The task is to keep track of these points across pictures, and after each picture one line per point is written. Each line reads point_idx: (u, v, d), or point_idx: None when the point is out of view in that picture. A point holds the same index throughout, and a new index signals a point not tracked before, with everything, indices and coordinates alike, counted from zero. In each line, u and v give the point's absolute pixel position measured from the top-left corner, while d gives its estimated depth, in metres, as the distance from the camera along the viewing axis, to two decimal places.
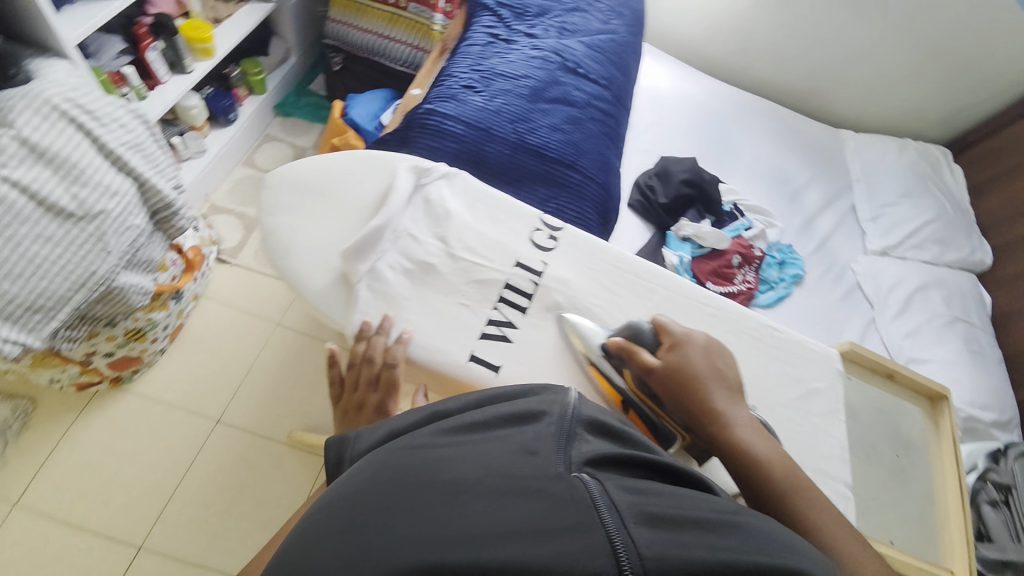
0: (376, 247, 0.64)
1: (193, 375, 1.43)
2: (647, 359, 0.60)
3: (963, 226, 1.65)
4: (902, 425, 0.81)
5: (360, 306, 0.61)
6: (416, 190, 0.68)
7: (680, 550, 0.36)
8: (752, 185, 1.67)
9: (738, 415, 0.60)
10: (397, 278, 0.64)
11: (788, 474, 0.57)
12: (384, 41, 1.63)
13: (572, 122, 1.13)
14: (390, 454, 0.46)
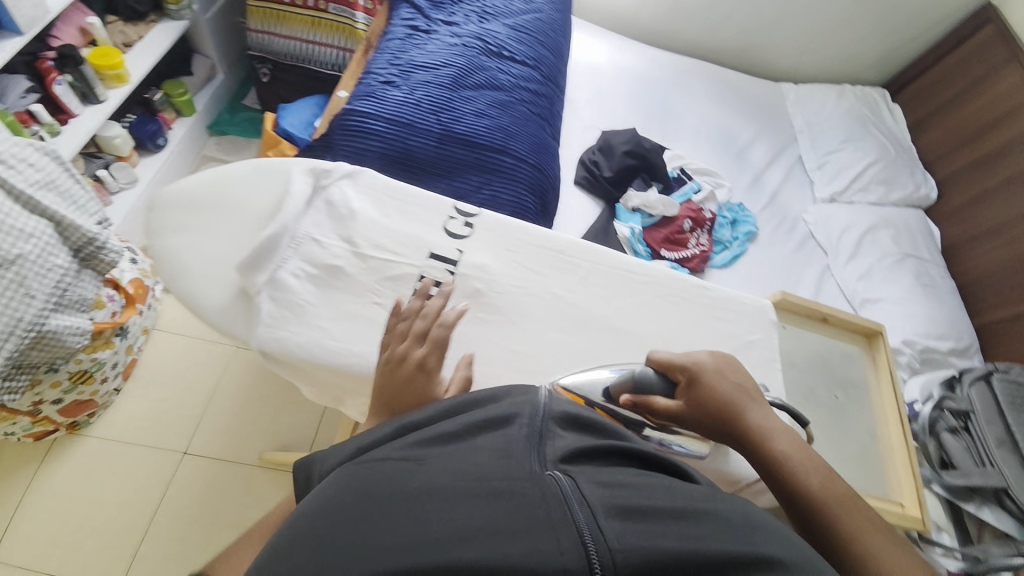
0: (274, 254, 0.60)
1: (156, 411, 1.40)
2: (663, 404, 0.59)
3: (906, 164, 1.67)
4: (838, 365, 0.82)
5: (263, 320, 0.57)
6: (316, 193, 0.64)
7: (650, 541, 0.36)
8: (698, 148, 1.67)
9: (772, 425, 0.57)
10: (302, 285, 0.59)
11: (828, 477, 0.53)
12: (310, 46, 1.56)
13: (498, 106, 1.11)
14: (356, 469, 0.44)
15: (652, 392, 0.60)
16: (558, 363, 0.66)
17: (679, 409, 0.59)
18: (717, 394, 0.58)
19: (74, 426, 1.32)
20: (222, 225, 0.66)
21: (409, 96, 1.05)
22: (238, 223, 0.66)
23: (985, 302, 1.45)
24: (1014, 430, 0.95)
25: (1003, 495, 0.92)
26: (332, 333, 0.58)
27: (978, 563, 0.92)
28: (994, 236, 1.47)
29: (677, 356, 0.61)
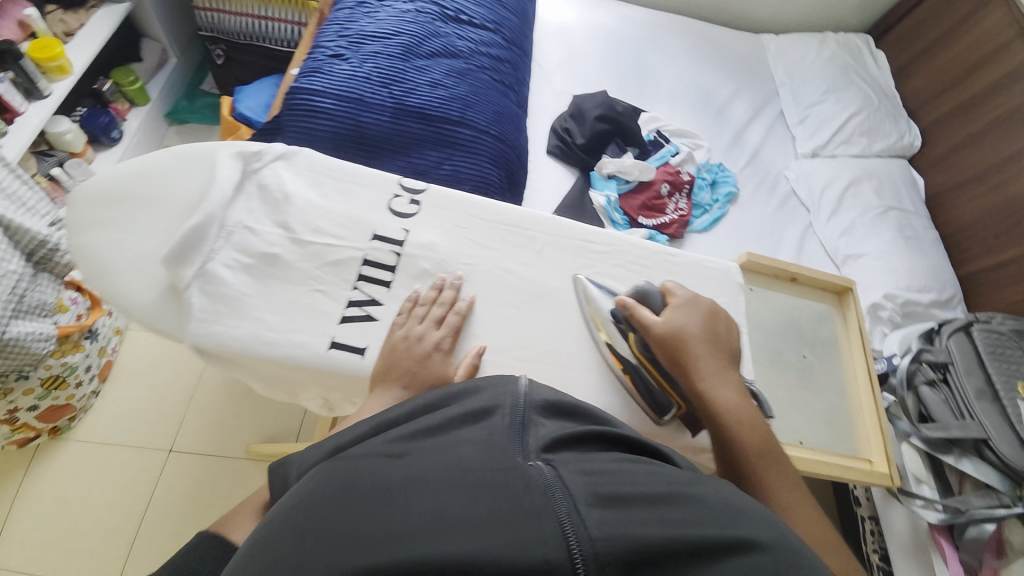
0: (203, 244, 0.56)
1: (139, 410, 1.39)
2: (646, 317, 0.61)
3: (890, 112, 1.62)
4: (806, 325, 0.82)
5: (194, 316, 0.54)
6: (246, 176, 0.61)
7: (632, 528, 0.35)
8: (675, 108, 1.61)
9: (725, 380, 0.58)
10: (235, 276, 0.56)
11: (764, 440, 0.54)
12: (263, 22, 1.46)
13: (456, 75, 1.05)
14: (337, 462, 0.43)
15: (643, 306, 0.63)
16: (514, 341, 0.63)
17: (655, 327, 0.60)
18: (691, 332, 0.60)
19: (56, 431, 1.32)
20: (149, 216, 0.62)
21: (358, 69, 0.98)
22: (164, 215, 0.62)
23: (969, 251, 1.42)
24: (993, 380, 0.93)
25: (983, 446, 0.89)
26: (270, 325, 0.56)
27: (958, 515, 0.88)
28: (979, 182, 1.42)
29: (682, 289, 0.64)
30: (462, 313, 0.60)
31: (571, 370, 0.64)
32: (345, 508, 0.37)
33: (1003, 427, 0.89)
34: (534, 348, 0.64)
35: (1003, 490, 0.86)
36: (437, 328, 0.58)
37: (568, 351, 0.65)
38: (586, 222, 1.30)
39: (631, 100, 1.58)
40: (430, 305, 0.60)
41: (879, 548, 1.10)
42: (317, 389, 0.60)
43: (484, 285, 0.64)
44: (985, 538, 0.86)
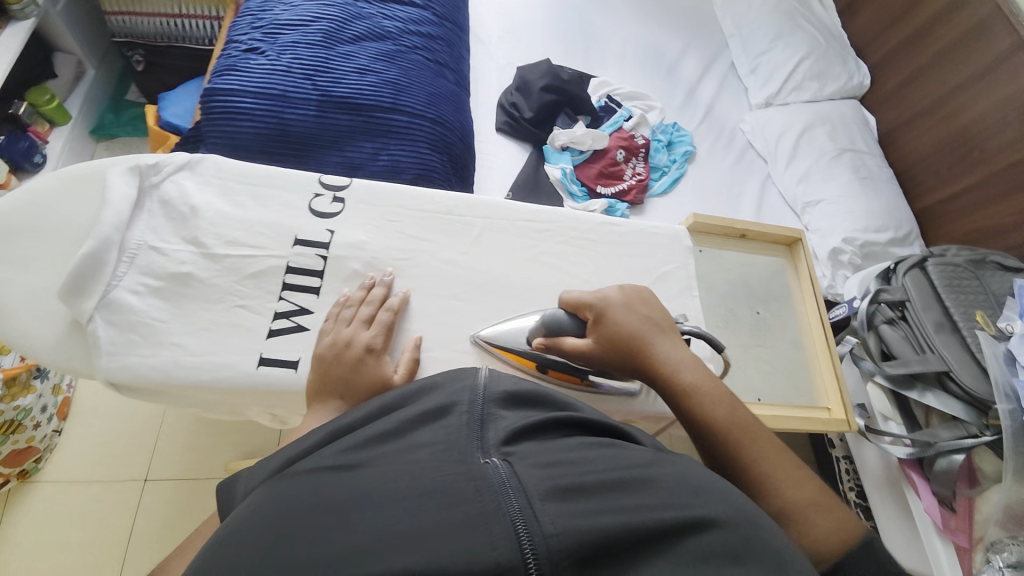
0: (102, 272, 0.56)
1: (106, 444, 1.28)
2: (575, 344, 0.58)
3: (838, 53, 1.60)
4: (756, 281, 0.85)
5: (104, 349, 0.54)
6: (146, 194, 0.61)
7: (590, 520, 0.30)
8: (625, 71, 1.56)
9: (681, 358, 0.56)
10: (145, 301, 0.57)
11: (733, 407, 0.53)
12: (181, 21, 1.34)
13: (386, 58, 0.98)
14: (278, 483, 0.36)
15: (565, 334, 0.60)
16: (451, 333, 0.64)
17: (592, 347, 0.58)
18: (623, 334, 0.57)
19: (23, 475, 1.19)
20: (48, 251, 0.60)
21: (277, 63, 0.92)
22: (55, 246, 0.60)
23: (923, 185, 1.41)
24: (951, 312, 0.93)
25: (945, 378, 0.88)
26: (190, 348, 0.56)
27: (927, 448, 0.87)
28: (929, 115, 1.40)
29: (586, 296, 0.60)
30: (394, 308, 0.60)
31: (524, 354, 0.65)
32: (281, 528, 0.31)
33: (963, 358, 0.88)
34: (476, 339, 0.64)
35: (970, 420, 0.85)
36: (367, 327, 0.57)
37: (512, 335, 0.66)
38: (544, 199, 1.26)
39: (580, 67, 1.52)
40: (359, 305, 0.59)
41: (855, 486, 1.15)
42: (258, 406, 0.60)
43: (418, 280, 0.65)
44: (954, 469, 0.85)
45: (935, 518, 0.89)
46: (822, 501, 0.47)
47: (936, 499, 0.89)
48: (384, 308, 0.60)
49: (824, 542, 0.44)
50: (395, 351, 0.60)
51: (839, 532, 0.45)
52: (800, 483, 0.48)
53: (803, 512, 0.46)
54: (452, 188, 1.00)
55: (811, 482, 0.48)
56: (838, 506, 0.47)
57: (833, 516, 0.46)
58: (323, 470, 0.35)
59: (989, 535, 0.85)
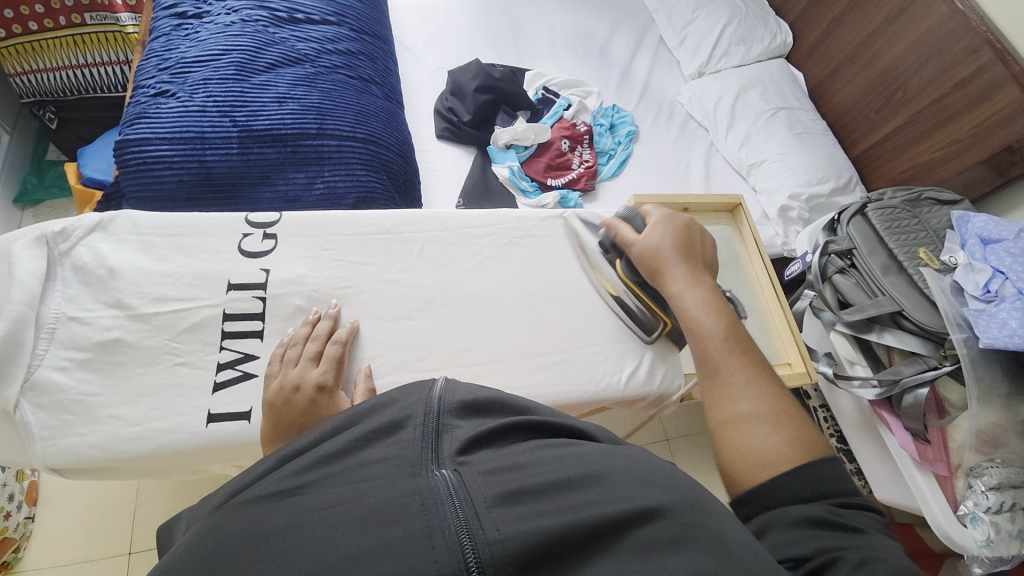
0: (21, 353, 0.54)
1: (90, 522, 1.09)
2: (628, 235, 0.69)
3: (759, 15, 1.63)
4: None
5: (38, 435, 0.53)
6: (59, 260, 0.59)
7: (535, 523, 0.29)
8: (559, 61, 1.56)
9: (697, 282, 0.62)
10: (71, 377, 0.55)
11: (732, 330, 0.57)
12: (86, 71, 1.26)
13: (304, 82, 0.96)
14: (222, 513, 0.32)
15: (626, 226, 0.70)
16: (409, 354, 0.65)
17: (636, 244, 0.67)
18: (665, 246, 0.65)
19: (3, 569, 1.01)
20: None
21: (190, 103, 0.88)
22: None
23: (856, 132, 1.46)
24: (896, 254, 0.96)
25: (899, 317, 0.92)
26: (132, 418, 0.55)
27: (893, 386, 0.89)
28: (851, 65, 1.45)
29: (658, 209, 0.70)
30: (342, 341, 0.60)
31: (482, 357, 0.68)
32: (215, 567, 0.28)
33: (912, 295, 0.91)
34: (434, 355, 0.66)
35: (929, 354, 0.88)
36: (315, 364, 0.56)
37: (468, 343, 0.68)
38: (497, 201, 1.25)
39: (513, 62, 1.52)
40: (305, 342, 0.59)
41: (835, 431, 1.20)
42: (219, 461, 0.60)
43: (366, 307, 0.66)
44: (921, 403, 0.87)
45: (914, 453, 0.90)
46: (779, 418, 0.48)
47: (910, 434, 0.91)
48: (332, 339, 0.60)
49: (771, 452, 0.45)
50: (349, 383, 0.60)
51: (793, 446, 0.45)
52: (764, 401, 0.49)
53: (756, 424, 0.48)
54: (397, 204, 1.00)
55: (780, 401, 0.49)
56: (803, 428, 0.47)
57: (790, 433, 0.46)
58: (267, 499, 0.32)
59: (968, 461, 0.87)
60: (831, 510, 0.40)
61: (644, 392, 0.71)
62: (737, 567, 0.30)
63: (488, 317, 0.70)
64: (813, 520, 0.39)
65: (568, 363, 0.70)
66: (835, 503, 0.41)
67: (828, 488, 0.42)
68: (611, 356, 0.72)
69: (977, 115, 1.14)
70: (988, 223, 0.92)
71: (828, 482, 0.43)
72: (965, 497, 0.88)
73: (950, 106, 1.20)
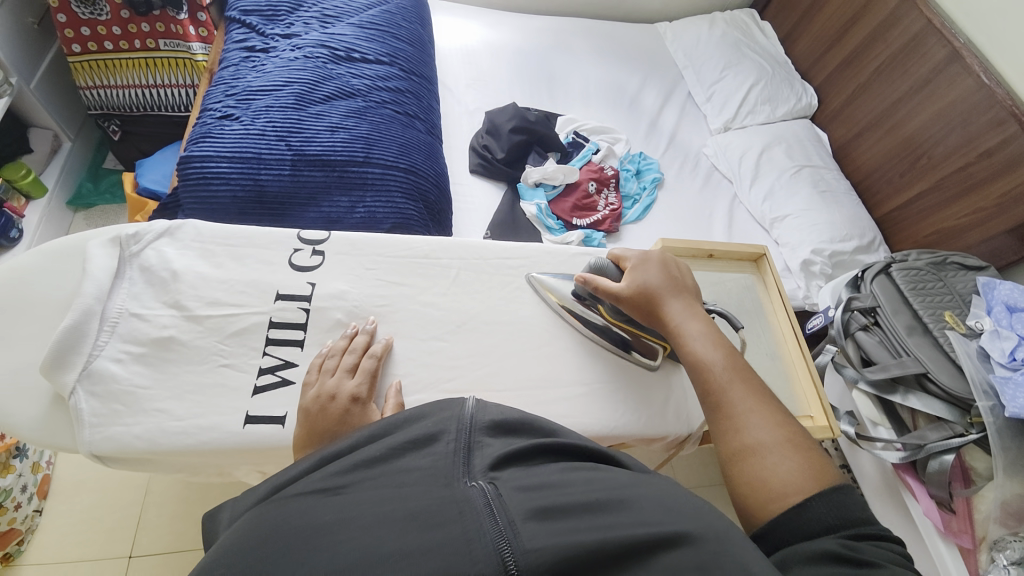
0: (84, 342, 0.58)
1: (94, 521, 1.09)
2: (608, 286, 0.68)
3: (785, 78, 1.70)
4: (728, 298, 0.91)
5: (87, 422, 0.56)
6: (128, 261, 0.64)
7: (568, 538, 0.30)
8: (589, 108, 1.64)
9: (690, 316, 0.64)
10: (124, 369, 0.59)
11: (731, 357, 0.59)
12: (156, 91, 1.37)
13: (356, 115, 1.03)
14: (267, 507, 0.34)
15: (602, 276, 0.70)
16: (436, 373, 0.67)
17: (621, 290, 0.67)
18: (655, 284, 0.66)
19: (5, 560, 1.01)
20: (29, 327, 0.62)
21: (251, 127, 0.95)
22: (46, 321, 0.63)
23: (879, 194, 1.48)
24: (921, 315, 0.96)
25: (924, 379, 0.91)
26: (174, 412, 0.58)
27: (918, 451, 0.88)
28: (874, 129, 1.50)
29: (630, 252, 0.70)
30: (377, 356, 0.63)
31: (507, 384, 0.69)
32: (266, 552, 0.30)
33: (938, 358, 0.91)
34: (461, 377, 0.68)
35: (955, 420, 0.87)
36: (351, 376, 0.60)
37: (494, 368, 0.70)
38: (522, 235, 1.29)
39: (547, 107, 1.60)
40: (342, 354, 0.62)
41: None
42: (246, 465, 0.61)
43: (400, 326, 0.69)
44: (947, 469, 0.84)
45: (936, 522, 0.88)
46: (788, 446, 0.50)
47: (935, 501, 0.89)
48: (367, 353, 0.63)
49: (782, 485, 0.48)
50: (379, 397, 0.63)
51: (803, 476, 0.48)
52: (771, 429, 0.52)
53: (766, 455, 0.50)
54: (431, 231, 1.04)
55: (785, 428, 0.52)
56: (811, 453, 0.50)
57: (799, 461, 0.49)
58: (312, 494, 0.34)
59: (991, 533, 0.84)
60: (843, 543, 0.41)
61: (667, 432, 0.72)
62: None
63: (514, 346, 0.72)
64: (830, 555, 0.39)
65: (591, 396, 0.71)
66: (851, 534, 0.42)
67: (847, 518, 0.44)
68: (631, 393, 0.72)
69: (1003, 185, 1.16)
70: (1014, 291, 0.92)
71: (843, 510, 0.44)
72: (988, 572, 0.84)
73: (975, 174, 1.22)
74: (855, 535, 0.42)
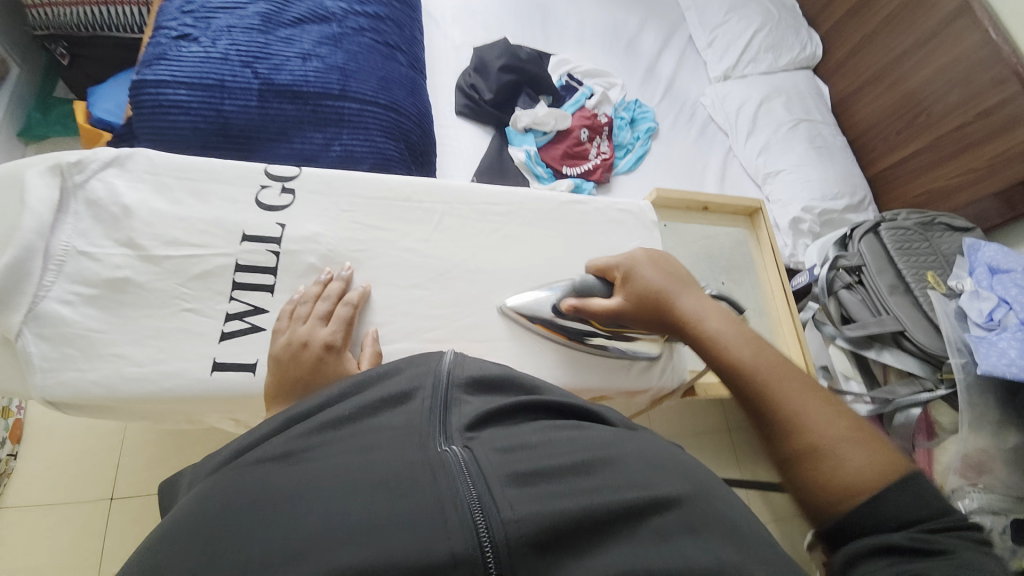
0: (28, 282, 0.53)
1: (71, 464, 1.07)
2: (602, 305, 0.63)
3: (791, 23, 1.61)
4: (719, 252, 0.89)
5: (37, 366, 0.52)
6: (72, 193, 0.58)
7: (550, 504, 0.29)
8: (585, 49, 1.53)
9: (701, 303, 0.56)
10: (75, 312, 0.55)
11: (758, 341, 0.50)
12: (102, 8, 1.21)
13: (330, 42, 0.93)
14: (226, 473, 0.32)
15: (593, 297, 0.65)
16: (418, 323, 0.65)
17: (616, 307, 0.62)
18: (651, 282, 0.60)
19: None
20: None
21: (212, 50, 0.86)
22: None
23: (874, 152, 1.44)
24: (904, 274, 0.96)
25: (901, 337, 0.92)
26: (135, 358, 0.55)
27: (887, 404, 0.91)
28: (876, 83, 1.44)
29: (614, 260, 0.66)
30: (353, 303, 0.60)
31: (490, 335, 0.67)
32: (220, 523, 0.27)
33: (917, 318, 0.92)
34: (443, 327, 0.66)
35: (926, 376, 0.90)
36: (324, 324, 0.56)
37: (477, 319, 0.68)
38: (510, 182, 1.24)
39: (539, 45, 1.49)
40: (314, 301, 0.59)
41: None
42: (217, 412, 0.59)
43: (380, 272, 0.66)
44: None
45: None
46: (858, 437, 0.40)
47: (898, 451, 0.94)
48: (340, 300, 0.60)
49: (846, 488, 0.38)
50: (355, 346, 0.60)
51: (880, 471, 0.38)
52: (832, 419, 0.42)
53: (832, 452, 0.40)
54: (413, 174, 0.99)
55: (846, 417, 0.42)
56: (882, 444, 0.40)
57: (871, 453, 0.39)
58: (273, 460, 0.31)
59: (951, 483, 0.88)
60: (912, 536, 0.35)
61: (651, 385, 0.72)
62: (751, 551, 0.30)
63: (498, 296, 0.70)
64: (886, 548, 0.34)
65: (575, 348, 0.70)
66: (925, 526, 0.36)
67: (918, 510, 0.37)
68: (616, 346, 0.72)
69: (998, 146, 1.15)
70: (998, 253, 0.91)
71: (917, 503, 0.37)
72: None
73: (971, 134, 1.20)
74: (930, 529, 0.36)
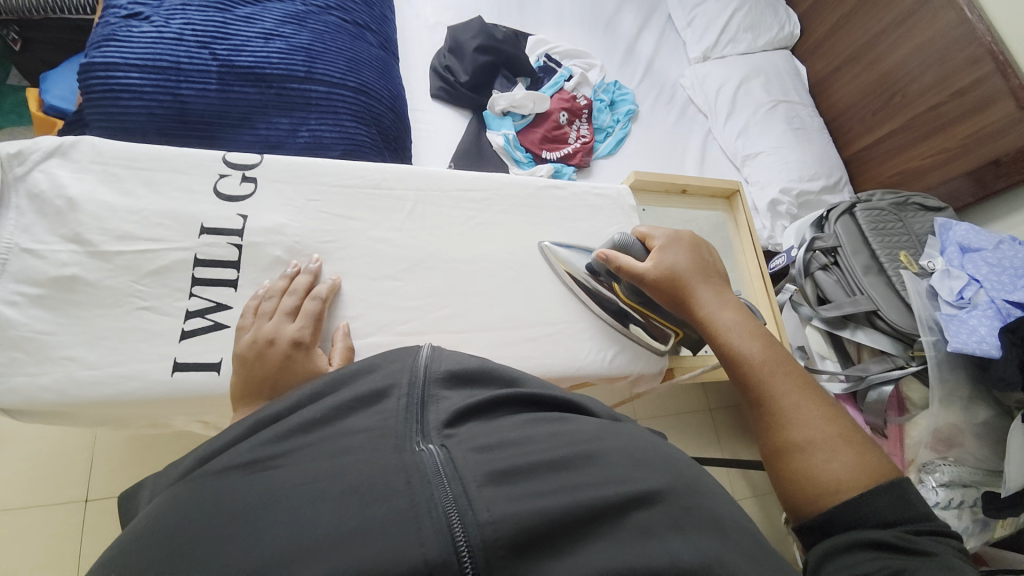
0: None
1: (38, 464, 0.98)
2: (632, 265, 0.64)
3: (769, 2, 1.59)
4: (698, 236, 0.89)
5: None
6: (12, 186, 0.54)
7: (530, 503, 0.28)
8: (563, 29, 1.49)
9: (723, 303, 0.60)
10: (20, 313, 0.51)
11: (769, 344, 0.54)
12: None
13: (294, 20, 0.88)
14: (188, 484, 0.30)
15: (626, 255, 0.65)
16: (391, 316, 0.63)
17: (645, 271, 0.63)
18: (684, 268, 0.62)
19: None
20: None
21: (166, 30, 0.80)
22: None
23: (850, 133, 1.45)
24: (878, 254, 0.98)
25: (874, 316, 0.94)
26: (89, 360, 0.52)
27: (859, 382, 0.94)
28: (852, 63, 1.44)
29: (656, 231, 0.66)
30: (322, 298, 0.57)
31: (466, 326, 0.66)
32: (178, 538, 0.26)
33: (890, 297, 0.93)
34: (417, 319, 0.64)
35: (897, 353, 0.92)
36: (292, 320, 0.54)
37: (454, 310, 0.66)
38: (488, 167, 1.21)
39: (516, 25, 1.45)
40: (281, 296, 0.57)
41: None
42: (183, 414, 0.57)
43: (350, 264, 0.63)
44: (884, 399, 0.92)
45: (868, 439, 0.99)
46: (846, 441, 0.45)
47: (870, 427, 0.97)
48: (309, 294, 0.58)
49: (830, 482, 0.43)
50: (325, 342, 0.58)
51: (862, 474, 0.43)
52: (823, 423, 0.47)
53: (817, 451, 0.45)
54: (386, 160, 0.95)
55: (837, 423, 0.47)
56: (866, 451, 0.45)
57: (855, 457, 0.44)
58: (237, 468, 0.30)
59: (921, 457, 0.91)
60: (898, 534, 0.38)
61: (631, 370, 0.72)
62: (729, 545, 0.30)
63: (474, 286, 0.68)
64: (873, 543, 0.38)
65: (554, 336, 0.69)
66: (910, 528, 0.39)
67: (905, 513, 0.40)
68: (595, 334, 0.71)
69: (970, 126, 1.16)
70: (969, 232, 0.94)
71: (903, 506, 0.41)
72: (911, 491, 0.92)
73: (945, 114, 1.21)
74: (915, 531, 0.39)
